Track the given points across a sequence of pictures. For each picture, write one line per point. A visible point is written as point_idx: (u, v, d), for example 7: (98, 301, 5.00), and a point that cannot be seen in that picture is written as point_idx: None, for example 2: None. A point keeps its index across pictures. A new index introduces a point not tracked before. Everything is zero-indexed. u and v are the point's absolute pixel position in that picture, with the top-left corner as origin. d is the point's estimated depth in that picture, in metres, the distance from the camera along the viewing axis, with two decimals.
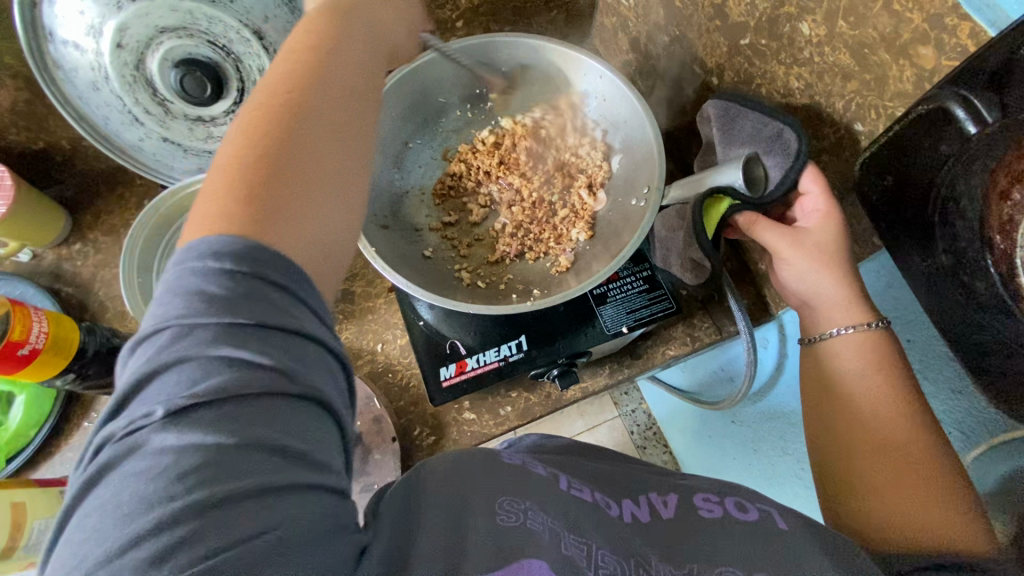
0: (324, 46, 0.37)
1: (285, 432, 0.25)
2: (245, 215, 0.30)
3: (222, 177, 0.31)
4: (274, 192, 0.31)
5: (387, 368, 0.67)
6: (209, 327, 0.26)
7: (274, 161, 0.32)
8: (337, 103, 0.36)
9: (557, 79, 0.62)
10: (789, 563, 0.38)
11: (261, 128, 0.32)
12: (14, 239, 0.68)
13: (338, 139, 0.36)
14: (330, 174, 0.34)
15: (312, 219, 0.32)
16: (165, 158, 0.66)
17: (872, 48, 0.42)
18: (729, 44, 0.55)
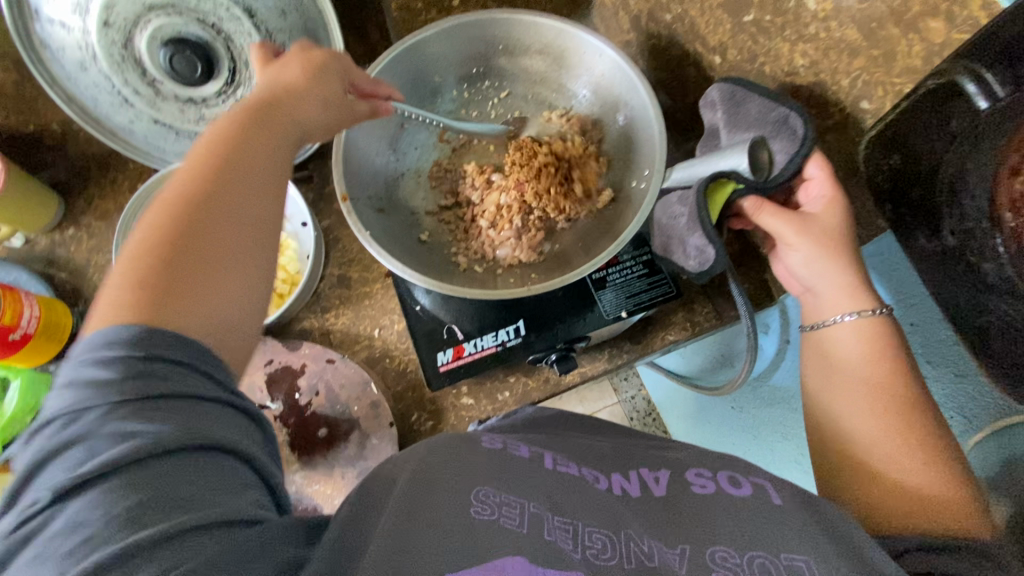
0: (223, 136, 0.40)
1: (195, 485, 0.29)
2: (138, 307, 0.33)
3: (124, 273, 0.34)
4: (164, 280, 0.34)
5: (385, 354, 0.66)
6: (100, 409, 0.29)
7: (175, 251, 0.35)
8: (242, 188, 0.39)
9: (556, 54, 0.61)
10: (781, 539, 0.37)
11: (161, 225, 0.36)
12: (6, 224, 0.67)
13: (244, 220, 0.38)
14: (242, 242, 0.38)
15: (212, 301, 0.35)
16: (155, 141, 0.64)
17: (880, 22, 0.41)
18: (733, 20, 0.54)
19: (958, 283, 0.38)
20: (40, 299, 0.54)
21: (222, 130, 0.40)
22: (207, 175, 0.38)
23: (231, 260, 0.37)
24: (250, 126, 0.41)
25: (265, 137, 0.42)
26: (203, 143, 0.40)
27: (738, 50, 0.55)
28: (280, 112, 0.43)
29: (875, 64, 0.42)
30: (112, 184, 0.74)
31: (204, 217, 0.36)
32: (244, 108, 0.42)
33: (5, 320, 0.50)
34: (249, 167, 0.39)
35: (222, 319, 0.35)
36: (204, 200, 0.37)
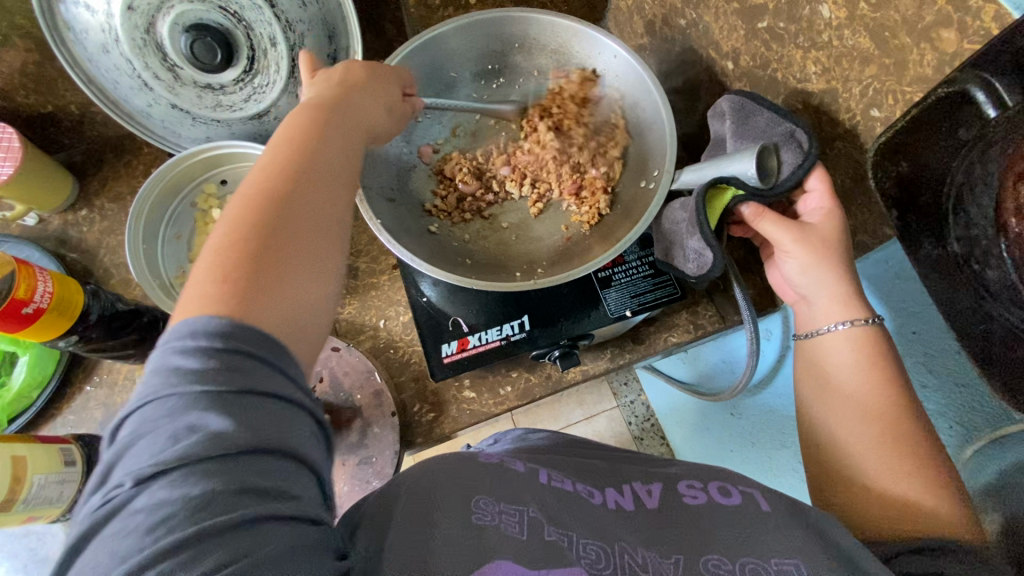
0: (320, 125, 0.42)
1: (264, 420, 0.29)
2: (219, 299, 0.32)
3: (221, 245, 0.34)
4: (258, 266, 0.34)
5: (390, 344, 0.67)
6: (188, 399, 0.28)
7: (257, 249, 0.34)
8: (319, 197, 0.38)
9: (570, 52, 0.62)
10: (742, 544, 0.39)
11: (258, 212, 0.35)
12: (20, 202, 0.68)
13: (318, 234, 0.37)
14: (316, 223, 0.37)
15: (290, 298, 0.34)
16: (172, 125, 0.65)
17: (893, 31, 0.42)
18: (746, 27, 0.55)
19: (960, 292, 0.38)
20: (53, 275, 0.55)
21: (280, 154, 0.38)
22: (283, 162, 0.38)
23: (283, 287, 0.34)
24: (310, 154, 0.39)
25: (320, 184, 0.39)
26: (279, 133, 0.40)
27: (751, 57, 0.56)
28: (347, 107, 0.45)
29: (887, 72, 0.43)
30: (127, 168, 0.76)
31: (289, 216, 0.36)
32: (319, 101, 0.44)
33: (20, 294, 0.51)
34: (332, 165, 0.40)
35: (302, 299, 0.35)
36: (251, 236, 0.34)
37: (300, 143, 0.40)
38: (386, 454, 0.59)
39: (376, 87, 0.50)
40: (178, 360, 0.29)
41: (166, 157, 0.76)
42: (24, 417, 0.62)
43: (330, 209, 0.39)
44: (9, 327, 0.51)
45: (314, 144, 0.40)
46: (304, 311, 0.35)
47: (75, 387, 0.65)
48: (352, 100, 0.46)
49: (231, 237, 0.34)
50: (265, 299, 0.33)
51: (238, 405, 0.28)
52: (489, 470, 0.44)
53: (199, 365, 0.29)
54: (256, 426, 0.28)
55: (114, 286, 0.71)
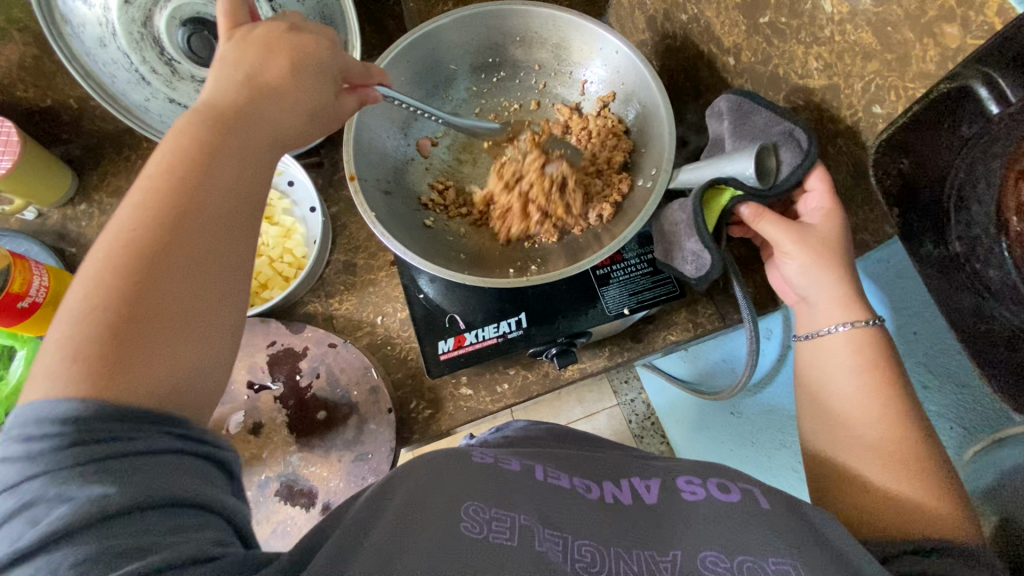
0: (206, 139, 0.37)
1: (160, 476, 0.28)
2: (90, 370, 0.29)
3: (84, 304, 0.31)
4: (127, 327, 0.31)
5: (387, 341, 0.66)
6: (40, 479, 0.27)
7: (132, 306, 0.31)
8: (202, 234, 0.34)
9: (571, 46, 0.61)
10: (741, 542, 0.39)
11: (120, 264, 0.32)
12: (19, 196, 0.68)
13: (206, 277, 0.34)
14: (210, 259, 0.34)
15: (165, 356, 0.31)
16: (171, 121, 0.65)
17: (896, 26, 0.41)
18: (748, 22, 0.54)
19: (960, 292, 0.38)
20: (49, 270, 0.55)
21: (155, 186, 0.35)
22: (162, 198, 0.34)
23: (162, 347, 0.31)
24: (190, 184, 0.35)
25: (196, 216, 0.35)
26: (161, 158, 0.36)
27: (753, 52, 0.55)
28: (249, 110, 0.39)
29: (889, 68, 0.42)
30: (125, 162, 0.75)
31: (168, 259, 0.33)
32: (212, 111, 0.38)
33: (15, 288, 0.50)
34: (227, 194, 0.36)
35: (188, 355, 0.32)
36: (120, 294, 0.31)
37: (175, 170, 0.35)
38: (382, 450, 0.59)
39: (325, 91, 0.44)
40: (32, 440, 0.28)
41: (165, 152, 0.76)
42: None
43: (221, 238, 0.35)
44: (5, 320, 0.51)
45: (203, 169, 0.36)
46: (194, 368, 0.33)
47: None
48: (263, 111, 0.40)
49: (98, 286, 0.31)
50: (138, 359, 0.30)
51: (117, 466, 0.27)
52: (484, 468, 0.43)
53: (51, 441, 0.27)
54: (134, 483, 0.27)
55: None
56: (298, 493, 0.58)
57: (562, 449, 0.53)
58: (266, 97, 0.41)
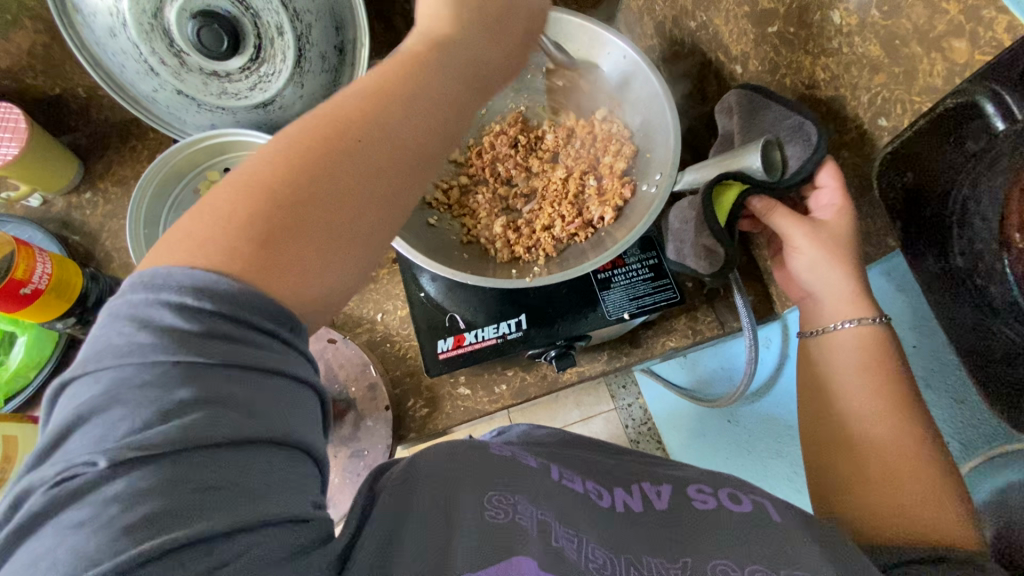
0: (417, 71, 0.36)
1: (263, 391, 0.27)
2: (242, 258, 0.29)
3: (246, 193, 0.31)
4: (280, 230, 0.31)
5: (386, 338, 0.67)
6: (167, 365, 0.26)
7: (294, 211, 0.31)
8: (371, 156, 0.34)
9: (578, 50, 0.61)
10: (757, 553, 0.38)
11: (297, 167, 0.32)
12: (25, 183, 0.68)
13: (358, 200, 0.33)
14: (358, 181, 0.33)
15: (313, 269, 0.32)
16: (177, 111, 0.66)
17: (904, 39, 0.41)
18: (756, 31, 0.54)
19: (962, 305, 0.38)
20: (53, 257, 0.55)
21: (357, 102, 0.34)
22: (356, 114, 0.34)
23: (307, 257, 0.31)
24: (394, 114, 0.35)
25: (376, 143, 0.34)
26: (370, 80, 0.36)
27: (760, 61, 0.55)
28: (462, 49, 0.39)
29: (896, 81, 0.42)
30: (131, 152, 0.76)
31: (336, 176, 0.32)
32: (438, 42, 0.38)
33: (18, 275, 0.51)
34: (416, 125, 0.36)
35: (326, 271, 0.32)
36: (282, 195, 0.31)
37: (388, 91, 0.35)
38: (378, 448, 0.59)
39: (521, 35, 0.43)
40: (161, 322, 0.26)
41: (171, 143, 0.76)
42: (20, 397, 0.62)
43: (382, 164, 0.34)
44: (8, 307, 0.51)
45: (406, 104, 0.35)
46: (332, 284, 0.33)
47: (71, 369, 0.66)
48: (466, 45, 0.39)
49: (251, 194, 0.31)
50: (287, 268, 0.30)
51: (235, 376, 0.26)
52: (505, 460, 0.42)
53: (180, 327, 0.26)
54: (254, 409, 0.26)
55: (114, 270, 0.71)
56: None
57: (571, 451, 0.53)
58: (486, 38, 0.40)
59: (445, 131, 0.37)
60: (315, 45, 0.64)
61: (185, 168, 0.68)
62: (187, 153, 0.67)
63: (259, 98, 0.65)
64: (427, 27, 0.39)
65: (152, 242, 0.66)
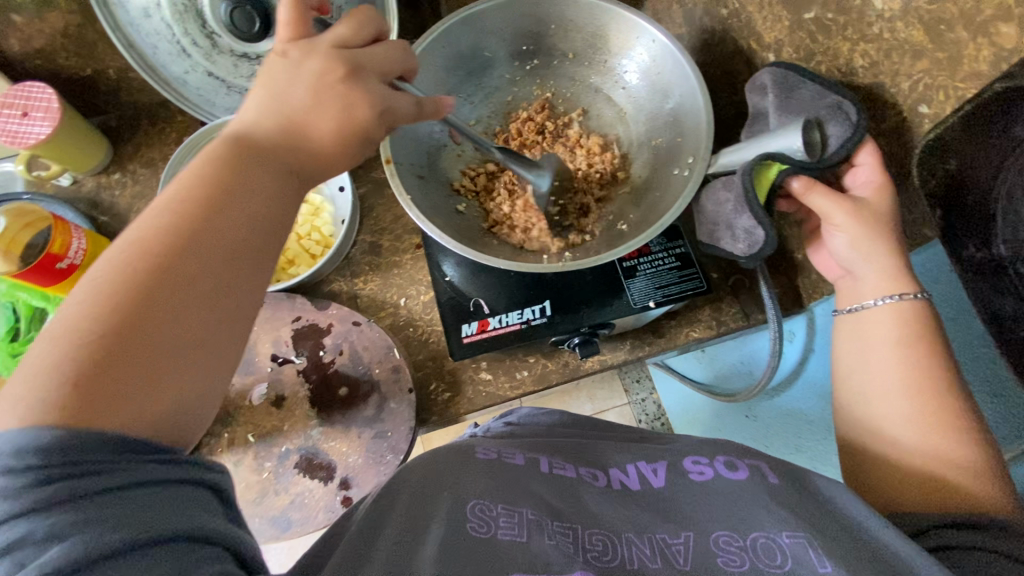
0: (216, 176, 0.36)
1: (139, 513, 0.26)
2: (69, 405, 0.27)
3: (73, 331, 0.29)
4: (112, 366, 0.29)
5: (409, 322, 0.67)
6: (19, 520, 0.24)
7: (115, 341, 0.29)
8: (208, 267, 0.33)
9: (606, 35, 0.61)
10: (751, 519, 0.39)
11: (111, 296, 0.30)
12: (56, 162, 0.69)
13: (207, 313, 0.32)
14: (204, 294, 0.32)
15: (163, 395, 0.30)
16: (207, 94, 0.66)
17: (949, 24, 0.40)
18: (792, 17, 0.53)
19: (1004, 294, 0.38)
20: (87, 234, 0.56)
21: (166, 214, 0.34)
22: (176, 231, 0.33)
23: (150, 389, 0.30)
24: (203, 219, 0.34)
25: (200, 253, 0.33)
26: (183, 181, 0.36)
27: (795, 48, 0.54)
28: (284, 153, 0.39)
29: (939, 67, 0.42)
30: (159, 134, 0.77)
31: (168, 295, 0.31)
32: (241, 140, 0.38)
33: (55, 250, 0.52)
34: (235, 228, 0.35)
35: (182, 393, 0.31)
36: (93, 331, 0.29)
37: (199, 194, 0.35)
38: (401, 430, 0.60)
39: (388, 130, 0.44)
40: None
41: (198, 126, 0.77)
42: None
43: (223, 276, 0.34)
44: (44, 280, 0.52)
45: (217, 205, 0.35)
46: (182, 411, 0.31)
47: None
48: (308, 148, 0.40)
49: (70, 333, 0.29)
50: (117, 401, 0.28)
51: (98, 501, 0.25)
52: (486, 468, 0.43)
53: (19, 482, 0.25)
54: (129, 521, 0.25)
55: None
56: (316, 467, 0.59)
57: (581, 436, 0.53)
58: (308, 122, 0.40)
59: (276, 226, 0.37)
60: None
61: None
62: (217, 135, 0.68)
63: None
64: (248, 124, 0.39)
65: None
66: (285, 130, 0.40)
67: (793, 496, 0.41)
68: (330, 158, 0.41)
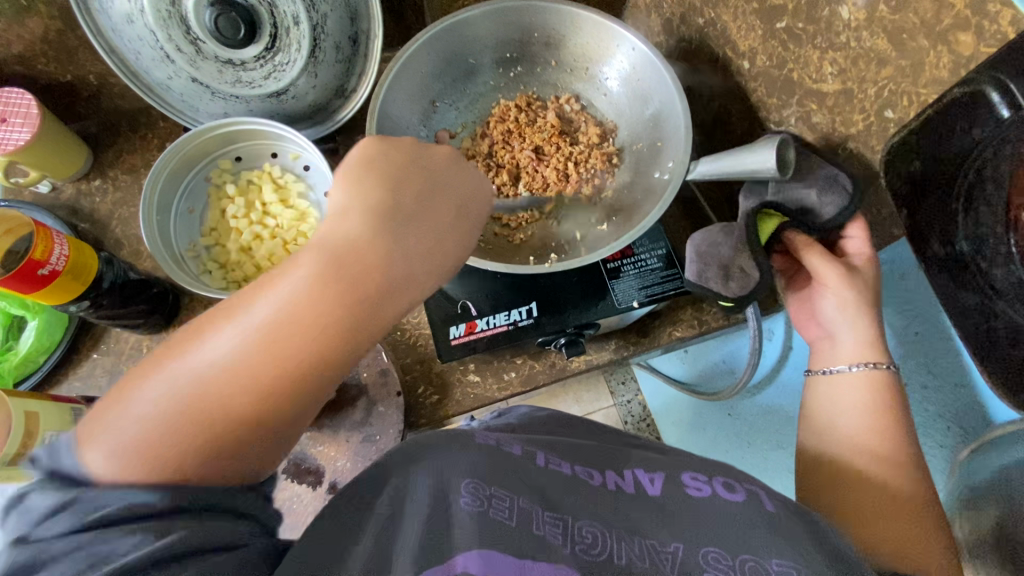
0: (376, 268, 0.34)
1: None
2: (190, 450, 0.29)
3: (205, 404, 0.30)
4: (235, 436, 0.30)
5: (397, 326, 0.67)
6: None
7: (247, 420, 0.31)
8: (306, 359, 0.32)
9: (588, 44, 0.62)
10: (739, 542, 0.40)
11: (262, 373, 0.31)
12: (34, 169, 0.68)
13: (294, 403, 0.32)
14: (297, 414, 0.33)
15: (240, 470, 0.31)
16: (191, 100, 0.66)
17: (911, 33, 0.42)
18: (765, 27, 0.56)
19: (965, 290, 0.40)
20: (69, 239, 0.55)
21: (323, 289, 0.33)
22: (306, 341, 0.32)
23: (249, 451, 0.31)
24: (343, 313, 0.33)
25: (335, 346, 0.33)
26: (308, 264, 0.33)
27: (768, 57, 0.56)
28: (396, 269, 0.35)
29: (903, 75, 0.44)
30: (141, 141, 0.76)
31: (291, 386, 0.31)
32: (336, 255, 0.34)
33: (37, 255, 0.51)
34: (327, 325, 0.32)
35: (265, 454, 0.32)
36: (249, 409, 0.31)
37: (332, 292, 0.33)
38: (389, 432, 0.60)
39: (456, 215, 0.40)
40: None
41: (181, 132, 0.76)
42: (29, 381, 0.62)
43: (318, 365, 0.32)
44: (24, 287, 0.51)
45: (352, 299, 0.33)
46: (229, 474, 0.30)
47: (81, 354, 0.66)
48: (406, 238, 0.36)
49: (202, 401, 0.30)
50: (227, 459, 0.30)
51: None
52: (489, 451, 0.44)
53: None
54: None
55: (125, 256, 0.71)
56: (305, 471, 0.59)
57: (565, 438, 0.54)
58: (400, 226, 0.36)
59: (363, 331, 0.33)
60: (330, 35, 0.65)
61: (198, 156, 0.69)
62: (200, 141, 0.67)
63: (273, 87, 0.65)
64: (336, 234, 0.35)
65: (164, 228, 0.66)
66: (382, 243, 0.35)
67: (787, 522, 0.42)
68: (431, 243, 0.37)
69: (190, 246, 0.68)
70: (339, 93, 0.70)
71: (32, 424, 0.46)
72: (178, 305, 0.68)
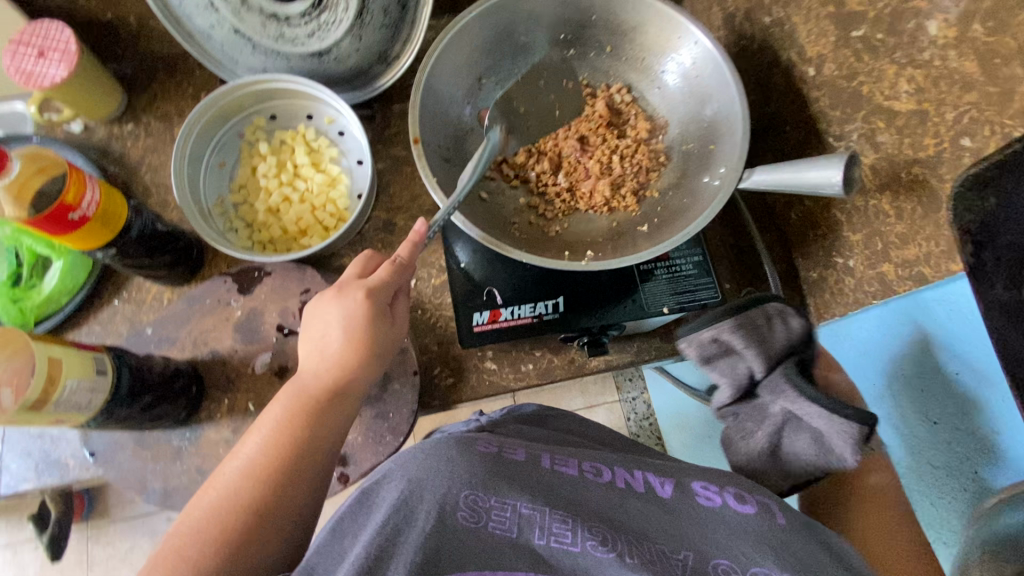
0: (304, 406, 0.47)
1: None
2: (199, 566, 0.41)
3: (226, 511, 0.43)
4: (237, 543, 0.42)
5: (418, 305, 0.66)
6: None
7: (246, 528, 0.42)
8: (287, 502, 0.44)
9: (650, 32, 0.60)
10: (747, 553, 0.41)
11: (252, 489, 0.44)
12: (71, 108, 0.68)
13: (278, 532, 0.44)
14: (277, 526, 0.44)
15: (240, 569, 0.41)
16: (231, 51, 0.64)
17: (1006, 58, 0.42)
18: (839, 34, 0.53)
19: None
20: (102, 185, 0.55)
21: (280, 431, 0.46)
22: (267, 464, 0.45)
23: (251, 548, 0.42)
24: (285, 456, 0.45)
25: (293, 491, 0.45)
26: (276, 407, 0.47)
27: (837, 66, 0.53)
28: (328, 405, 0.48)
29: (988, 102, 0.43)
30: (175, 87, 0.74)
31: (264, 520, 0.43)
32: (296, 403, 0.47)
33: (68, 199, 0.50)
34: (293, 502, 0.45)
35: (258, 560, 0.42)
36: (242, 509, 0.43)
37: (284, 437, 0.46)
38: (403, 411, 0.59)
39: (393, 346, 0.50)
40: None
41: (216, 83, 0.75)
42: (50, 322, 0.62)
43: (284, 505, 0.44)
44: (52, 229, 0.50)
45: (303, 431, 0.46)
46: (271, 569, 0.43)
47: (102, 299, 0.66)
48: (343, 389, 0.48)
49: (222, 505, 0.43)
50: (243, 557, 0.42)
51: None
52: (489, 457, 0.44)
53: None
54: None
55: (151, 204, 0.70)
56: None
57: (575, 444, 0.54)
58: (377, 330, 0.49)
59: (305, 482, 0.46)
60: None
61: (233, 110, 0.67)
62: (237, 94, 0.65)
63: (316, 46, 0.63)
64: (301, 381, 0.48)
65: (193, 181, 0.65)
66: (349, 369, 0.48)
67: (797, 537, 0.42)
68: (369, 378, 0.49)
69: (217, 201, 0.67)
70: (381, 59, 0.68)
71: (54, 370, 0.46)
72: (201, 260, 0.67)
